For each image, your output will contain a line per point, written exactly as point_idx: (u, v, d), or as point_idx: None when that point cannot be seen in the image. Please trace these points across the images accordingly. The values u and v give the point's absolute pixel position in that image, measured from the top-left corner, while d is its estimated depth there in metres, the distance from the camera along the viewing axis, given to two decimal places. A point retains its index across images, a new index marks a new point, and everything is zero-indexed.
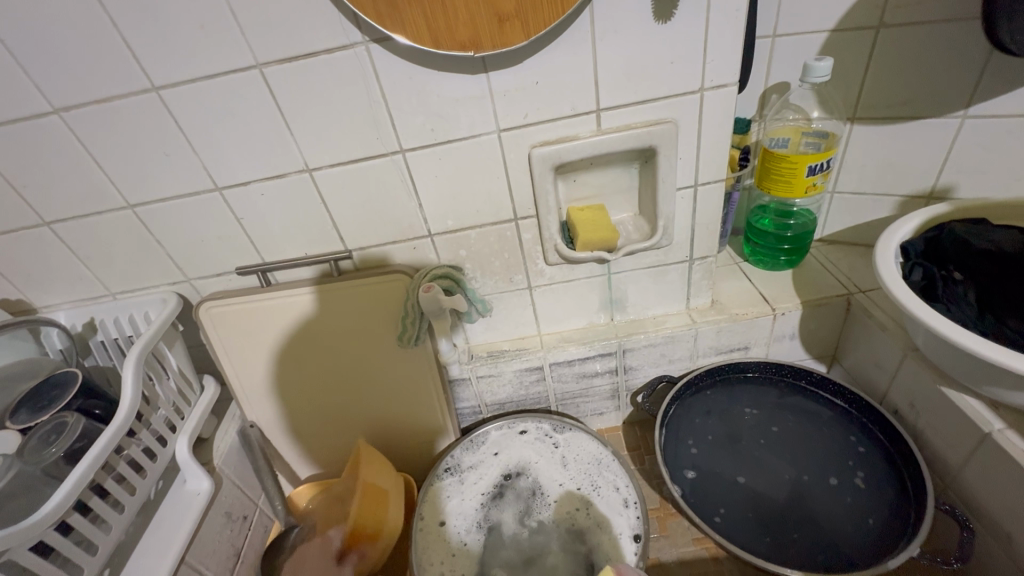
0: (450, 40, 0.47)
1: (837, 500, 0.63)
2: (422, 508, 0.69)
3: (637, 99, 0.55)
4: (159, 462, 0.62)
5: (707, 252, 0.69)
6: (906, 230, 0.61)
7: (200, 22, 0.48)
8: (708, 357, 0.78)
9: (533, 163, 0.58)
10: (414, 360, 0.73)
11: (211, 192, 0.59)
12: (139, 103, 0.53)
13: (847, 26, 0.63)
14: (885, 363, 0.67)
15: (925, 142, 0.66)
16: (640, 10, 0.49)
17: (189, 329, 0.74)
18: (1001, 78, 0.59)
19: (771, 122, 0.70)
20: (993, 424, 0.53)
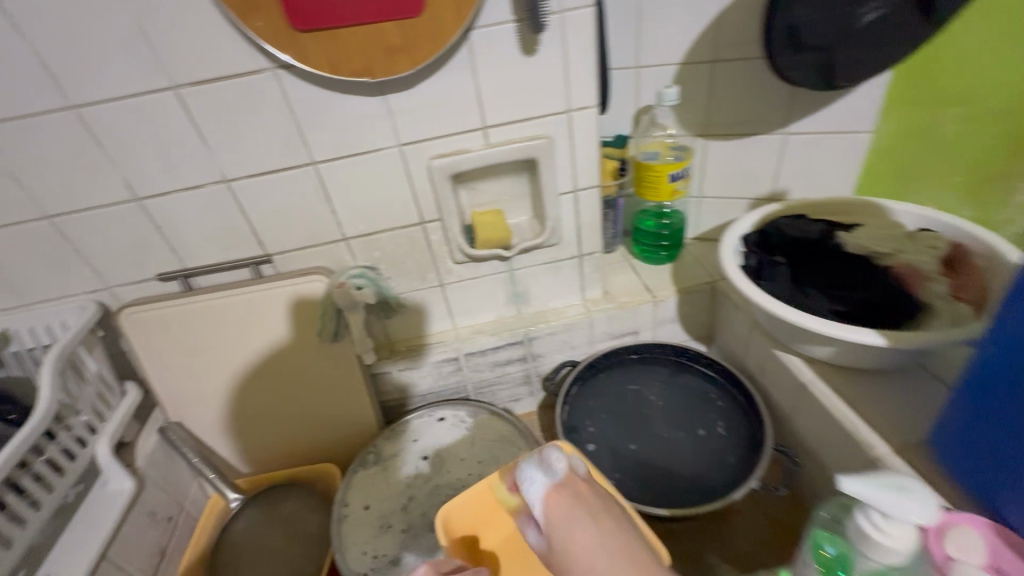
0: (348, 67, 0.56)
1: (702, 447, 0.75)
2: (346, 496, 0.73)
3: (516, 118, 0.65)
4: (78, 463, 0.64)
5: (593, 249, 0.80)
6: (746, 225, 0.74)
7: (117, 48, 0.54)
8: (605, 342, 0.89)
9: (432, 172, 0.67)
10: (333, 359, 0.78)
11: (130, 202, 0.64)
12: (58, 119, 0.57)
13: (691, 61, 0.76)
14: (741, 337, 0.80)
15: (761, 153, 0.81)
16: (510, 45, 0.59)
17: (110, 337, 0.76)
18: (805, 103, 0.75)
19: (642, 138, 0.83)
20: (808, 376, 0.66)
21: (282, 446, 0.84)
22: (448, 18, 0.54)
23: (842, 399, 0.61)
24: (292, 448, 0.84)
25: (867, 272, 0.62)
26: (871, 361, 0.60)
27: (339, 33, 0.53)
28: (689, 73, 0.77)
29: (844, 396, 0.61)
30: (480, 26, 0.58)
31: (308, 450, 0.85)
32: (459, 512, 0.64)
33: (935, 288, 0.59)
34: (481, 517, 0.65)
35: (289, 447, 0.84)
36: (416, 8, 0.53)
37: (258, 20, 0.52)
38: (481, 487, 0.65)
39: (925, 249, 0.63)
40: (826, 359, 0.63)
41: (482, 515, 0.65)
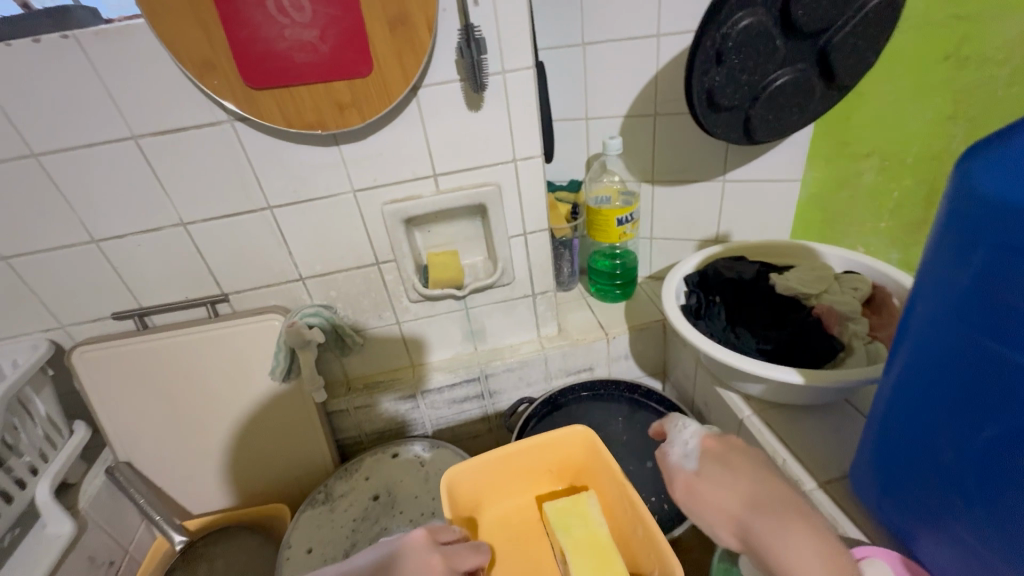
0: (300, 121, 0.59)
1: (650, 480, 0.77)
2: (290, 537, 0.72)
3: (465, 167, 0.69)
4: (15, 506, 0.63)
5: (546, 288, 0.83)
6: (688, 266, 0.79)
7: (80, 102, 0.57)
8: (561, 378, 0.91)
9: (385, 217, 0.70)
10: (289, 396, 0.79)
11: (87, 244, 0.66)
12: (18, 166, 0.59)
13: (634, 114, 0.82)
14: (689, 373, 0.82)
15: (704, 199, 0.86)
16: (455, 101, 0.64)
17: (61, 374, 0.76)
18: (740, 154, 0.80)
19: (593, 184, 0.87)
20: (744, 412, 0.68)
21: (233, 488, 0.82)
22: (395, 78, 0.58)
23: (774, 435, 0.63)
24: (243, 491, 0.83)
25: (794, 312, 0.66)
26: (797, 397, 0.62)
27: (292, 90, 0.57)
28: (632, 125, 0.83)
29: (776, 432, 0.64)
30: (427, 84, 0.62)
31: (260, 490, 0.84)
32: (462, 477, 0.61)
33: (852, 327, 0.62)
34: (485, 485, 0.62)
35: (240, 487, 0.83)
36: (365, 70, 0.57)
37: (214, 78, 0.56)
38: (490, 457, 0.62)
39: (849, 291, 0.67)
40: (759, 395, 0.66)
41: (489, 478, 0.62)
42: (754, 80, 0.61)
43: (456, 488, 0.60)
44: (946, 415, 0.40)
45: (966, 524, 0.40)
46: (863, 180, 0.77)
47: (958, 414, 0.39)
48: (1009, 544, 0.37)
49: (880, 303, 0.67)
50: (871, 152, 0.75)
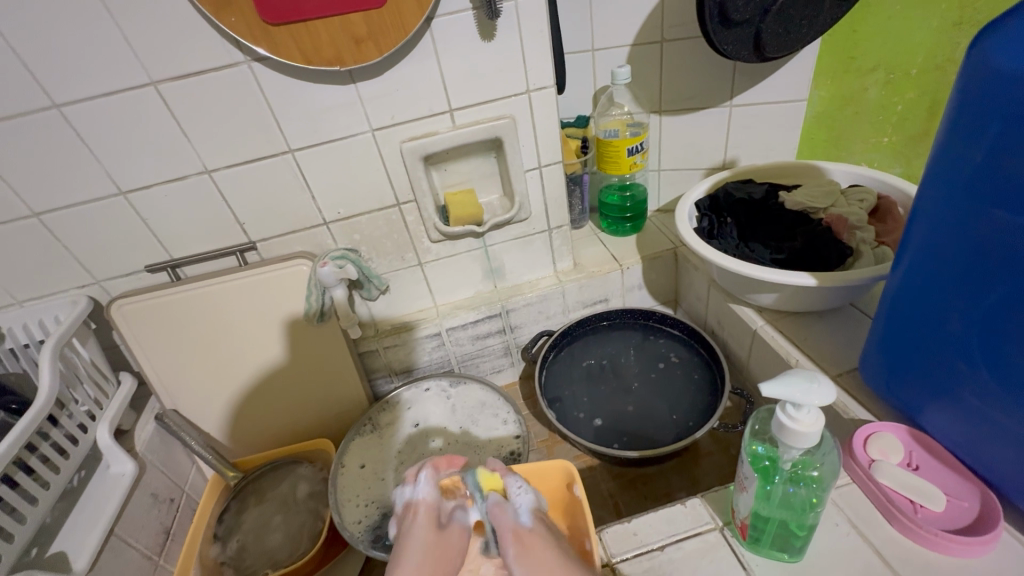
0: (318, 57, 0.60)
1: (668, 395, 0.83)
2: (343, 456, 0.79)
3: (480, 100, 0.70)
4: (80, 448, 0.67)
5: (561, 222, 0.86)
6: (698, 192, 0.81)
7: (95, 47, 0.57)
8: (578, 311, 0.95)
9: (404, 155, 0.71)
10: (323, 339, 0.82)
11: (116, 196, 0.67)
12: (40, 118, 0.60)
13: (641, 42, 0.82)
14: (701, 296, 0.86)
15: (711, 126, 0.87)
16: (469, 32, 0.64)
17: (102, 328, 0.79)
18: (746, 77, 0.81)
19: (601, 118, 0.87)
20: (757, 322, 0.72)
21: (278, 428, 0.88)
22: (409, 9, 0.59)
23: (788, 340, 0.68)
24: (285, 431, 0.88)
25: (804, 225, 0.69)
26: (807, 304, 0.67)
27: (308, 26, 0.57)
28: (639, 54, 0.83)
29: (789, 337, 0.68)
30: (440, 14, 0.62)
31: (302, 429, 0.89)
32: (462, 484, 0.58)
33: (859, 235, 0.65)
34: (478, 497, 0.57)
35: (283, 427, 0.88)
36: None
37: (230, 15, 0.55)
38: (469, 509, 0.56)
39: (856, 203, 0.70)
40: (771, 306, 0.70)
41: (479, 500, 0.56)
42: None
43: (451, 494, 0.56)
44: (957, 300, 0.43)
45: (923, 385, 0.49)
46: (868, 96, 0.79)
47: (968, 297, 0.42)
48: (949, 394, 0.47)
49: (885, 213, 0.70)
50: (878, 66, 0.76)
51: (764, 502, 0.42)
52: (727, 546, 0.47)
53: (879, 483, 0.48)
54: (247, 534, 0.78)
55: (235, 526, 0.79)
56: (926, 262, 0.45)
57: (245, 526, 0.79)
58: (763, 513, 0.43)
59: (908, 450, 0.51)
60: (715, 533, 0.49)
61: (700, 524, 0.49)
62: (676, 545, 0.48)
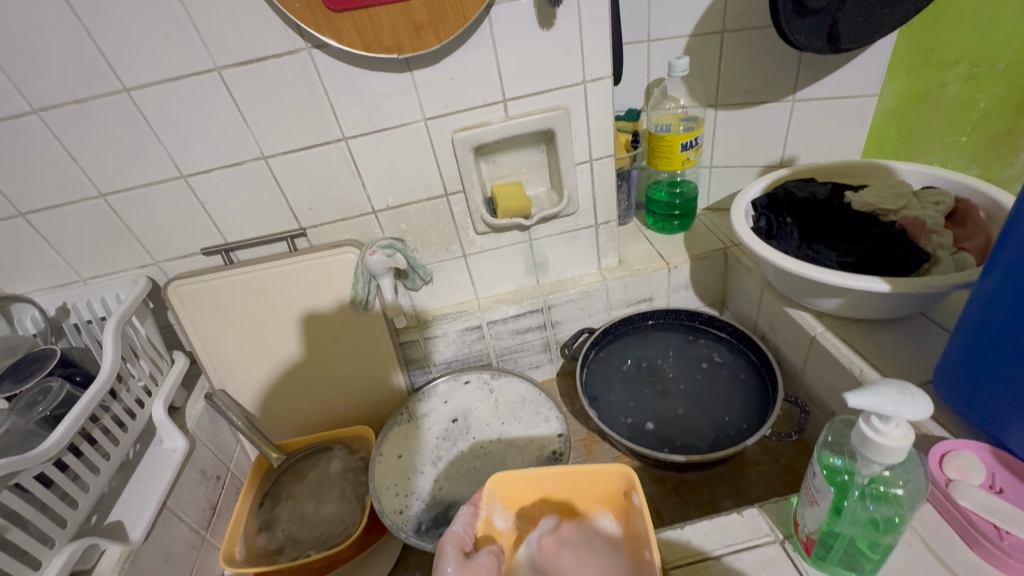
0: (378, 44, 0.59)
1: (717, 400, 0.80)
2: (382, 445, 0.80)
3: (534, 90, 0.69)
4: (137, 421, 0.70)
5: (609, 218, 0.84)
6: (755, 190, 0.77)
7: (165, 32, 0.58)
8: (620, 309, 0.93)
9: (456, 145, 0.71)
10: (367, 327, 0.83)
11: (177, 180, 0.69)
12: (111, 101, 0.62)
13: (700, 33, 0.79)
14: (753, 298, 0.83)
15: (771, 122, 0.84)
16: (527, 20, 0.63)
17: (158, 308, 0.82)
18: (812, 70, 0.78)
19: (654, 111, 0.84)
20: (817, 328, 0.68)
21: (319, 413, 0.89)
22: None
23: (851, 348, 0.64)
24: (326, 416, 0.89)
25: (873, 227, 0.65)
26: (876, 311, 0.63)
27: (370, 12, 0.57)
28: (697, 45, 0.80)
29: (852, 344, 0.64)
30: (500, 2, 0.61)
31: (342, 415, 0.90)
32: (509, 483, 0.53)
33: (937, 240, 0.61)
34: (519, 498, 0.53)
35: (324, 412, 0.89)
36: None
37: (295, 2, 0.56)
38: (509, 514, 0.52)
39: (931, 205, 0.66)
40: (833, 311, 0.67)
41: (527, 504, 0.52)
42: None
43: (497, 498, 0.53)
44: None
45: (1012, 403, 0.45)
46: (947, 92, 0.74)
47: None
48: None
49: (964, 216, 0.65)
50: (961, 58, 0.71)
51: (836, 518, 0.40)
52: (788, 560, 0.45)
53: (959, 503, 0.45)
54: (287, 521, 0.78)
55: (272, 515, 0.79)
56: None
57: (280, 514, 0.79)
58: (834, 529, 0.41)
59: (990, 472, 0.47)
60: (775, 546, 0.46)
61: (758, 536, 0.47)
62: (733, 556, 0.46)
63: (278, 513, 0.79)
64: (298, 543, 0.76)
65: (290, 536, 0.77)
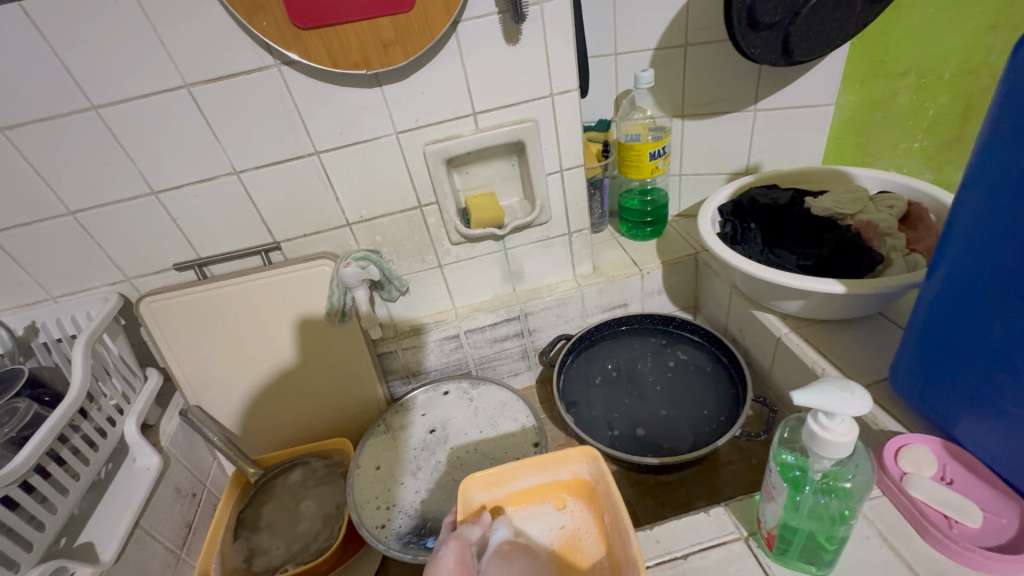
0: (346, 60, 0.61)
1: (691, 403, 0.82)
2: (359, 458, 0.80)
3: (503, 103, 0.70)
4: (109, 440, 0.69)
5: (582, 226, 0.86)
6: (721, 197, 0.80)
7: (132, 51, 0.58)
8: (597, 315, 0.94)
9: (428, 158, 0.72)
10: (344, 338, 0.83)
11: (147, 196, 0.68)
12: (79, 120, 0.62)
13: (664, 46, 0.81)
14: (723, 302, 0.85)
15: (735, 131, 0.87)
16: (494, 36, 0.64)
17: (131, 325, 0.81)
18: (773, 82, 0.81)
19: (624, 123, 0.86)
20: (782, 330, 0.70)
21: (298, 427, 0.89)
22: (436, 13, 0.59)
23: (814, 348, 0.66)
24: (305, 429, 0.89)
25: (832, 231, 0.68)
26: (835, 311, 0.65)
27: (337, 30, 0.58)
28: (662, 58, 0.82)
29: (815, 345, 0.67)
30: (466, 19, 0.63)
31: (321, 428, 0.90)
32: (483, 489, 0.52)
33: (890, 242, 0.64)
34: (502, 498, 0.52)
35: (303, 426, 0.89)
36: (407, 4, 0.58)
37: (262, 20, 0.56)
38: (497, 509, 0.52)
39: (886, 209, 0.69)
40: (796, 313, 0.69)
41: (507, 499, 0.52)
42: None
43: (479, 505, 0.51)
44: (994, 309, 0.42)
45: (960, 398, 0.48)
46: (898, 100, 0.77)
47: (1008, 305, 0.40)
48: (988, 408, 0.45)
49: (916, 219, 0.68)
50: (909, 70, 0.75)
51: (793, 513, 0.42)
52: (752, 556, 0.47)
53: (912, 496, 0.47)
54: (274, 542, 0.77)
55: (254, 541, 0.77)
56: (965, 271, 0.44)
57: (260, 541, 0.77)
58: (792, 524, 0.42)
59: (942, 464, 0.49)
60: (740, 543, 0.48)
61: (725, 534, 0.48)
62: (699, 554, 0.47)
63: (259, 541, 0.77)
64: (302, 553, 0.76)
65: (288, 549, 0.76)
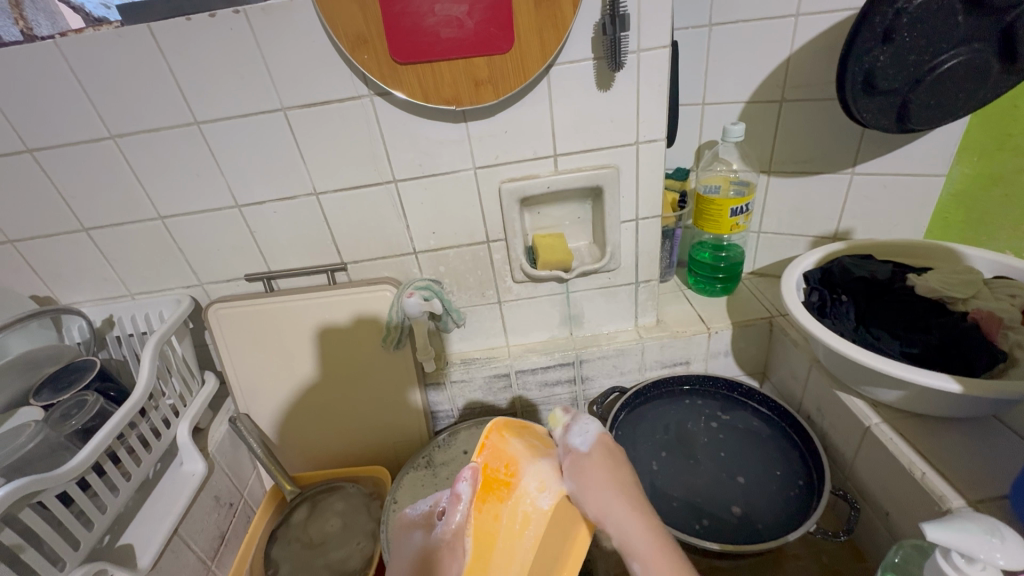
0: (437, 96, 0.61)
1: (755, 480, 0.73)
2: (395, 493, 0.77)
3: (586, 147, 0.69)
4: (162, 441, 0.70)
5: (650, 277, 0.82)
6: (807, 263, 0.74)
7: (238, 73, 0.61)
8: (655, 370, 0.89)
9: (502, 195, 0.71)
10: (396, 364, 0.82)
11: (231, 208, 0.71)
12: (182, 133, 0.65)
13: (758, 99, 0.77)
14: (799, 375, 0.78)
15: (826, 193, 0.81)
16: (587, 81, 0.63)
17: (197, 328, 0.84)
18: (875, 146, 0.75)
19: (704, 172, 0.83)
20: (872, 419, 0.63)
21: (338, 447, 0.88)
22: (533, 55, 0.59)
23: (911, 446, 0.59)
24: (345, 450, 0.88)
25: (940, 317, 0.61)
26: (941, 408, 0.58)
27: (433, 67, 0.59)
28: (754, 111, 0.78)
29: (912, 442, 0.59)
30: (561, 63, 0.62)
31: (360, 451, 0.88)
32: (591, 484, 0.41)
33: (1014, 337, 0.57)
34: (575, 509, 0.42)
35: (342, 448, 0.88)
36: (505, 46, 0.58)
37: (364, 53, 0.58)
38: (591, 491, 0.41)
39: (1006, 297, 0.61)
40: (891, 403, 0.62)
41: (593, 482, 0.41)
42: (921, 61, 0.58)
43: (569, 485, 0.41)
44: None
45: None
46: None
47: None
48: None
49: None
50: None
51: None
52: None
53: None
54: (347, 547, 0.76)
55: (326, 559, 0.75)
56: None
57: (334, 555, 0.75)
58: None
59: None
60: None
61: None
62: None
63: (334, 557, 0.75)
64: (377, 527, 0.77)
65: (367, 533, 0.77)
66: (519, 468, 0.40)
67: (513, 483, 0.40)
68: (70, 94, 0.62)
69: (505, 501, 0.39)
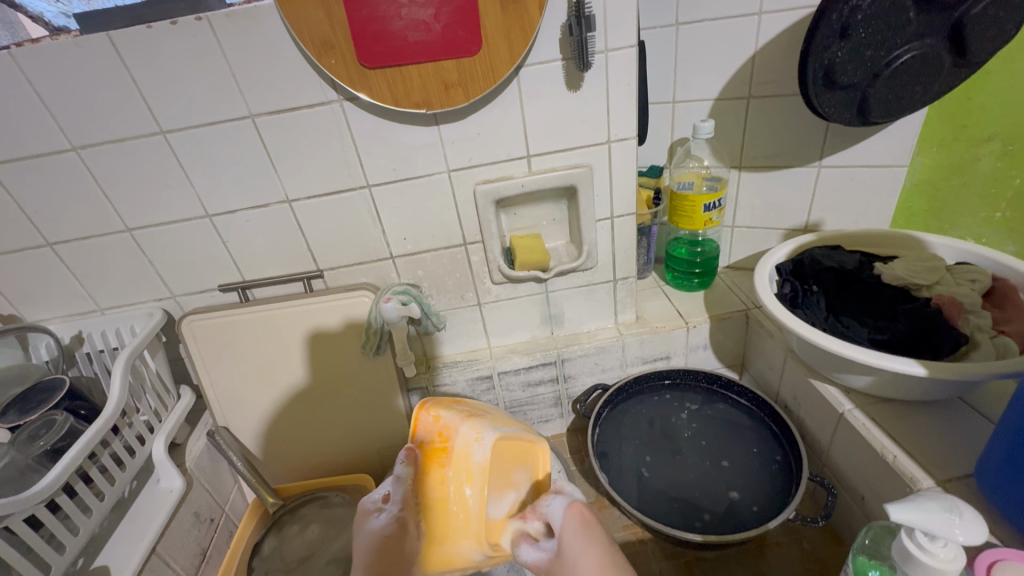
0: (408, 100, 0.61)
1: (736, 470, 0.75)
2: None
3: (558, 148, 0.69)
4: (137, 459, 0.68)
5: (628, 274, 0.83)
6: (779, 255, 0.75)
7: (204, 81, 0.60)
8: (637, 366, 0.90)
9: (477, 197, 0.71)
10: (376, 369, 0.82)
11: (202, 218, 0.70)
12: (148, 143, 0.64)
13: (725, 96, 0.79)
14: (776, 365, 0.80)
15: (796, 186, 0.83)
16: (557, 81, 0.64)
17: (171, 341, 0.82)
18: (839, 139, 0.77)
19: (677, 168, 0.84)
20: (845, 405, 0.65)
21: (320, 457, 0.87)
22: (501, 58, 0.59)
23: (882, 430, 0.60)
24: (328, 459, 0.87)
25: (906, 303, 0.63)
26: (910, 392, 0.60)
27: (402, 70, 0.59)
28: (723, 108, 0.80)
29: (884, 427, 0.61)
30: (531, 64, 0.62)
31: (344, 459, 0.87)
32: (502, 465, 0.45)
33: (974, 321, 0.59)
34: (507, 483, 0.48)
35: (325, 457, 0.87)
36: (473, 49, 0.58)
37: (331, 58, 0.57)
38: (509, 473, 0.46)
39: (965, 283, 0.64)
40: (862, 389, 0.64)
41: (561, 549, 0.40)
42: (878, 56, 0.60)
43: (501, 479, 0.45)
44: None
45: None
46: (979, 167, 0.73)
47: None
48: None
49: (1002, 297, 0.62)
50: (993, 137, 0.70)
51: None
52: None
53: None
54: (342, 535, 0.77)
55: (328, 554, 0.75)
56: None
57: (334, 549, 0.75)
58: None
59: None
60: None
61: None
62: None
63: (335, 549, 0.75)
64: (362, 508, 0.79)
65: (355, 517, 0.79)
66: (450, 434, 0.44)
67: (449, 447, 0.44)
68: (28, 104, 0.60)
69: (446, 465, 0.43)
